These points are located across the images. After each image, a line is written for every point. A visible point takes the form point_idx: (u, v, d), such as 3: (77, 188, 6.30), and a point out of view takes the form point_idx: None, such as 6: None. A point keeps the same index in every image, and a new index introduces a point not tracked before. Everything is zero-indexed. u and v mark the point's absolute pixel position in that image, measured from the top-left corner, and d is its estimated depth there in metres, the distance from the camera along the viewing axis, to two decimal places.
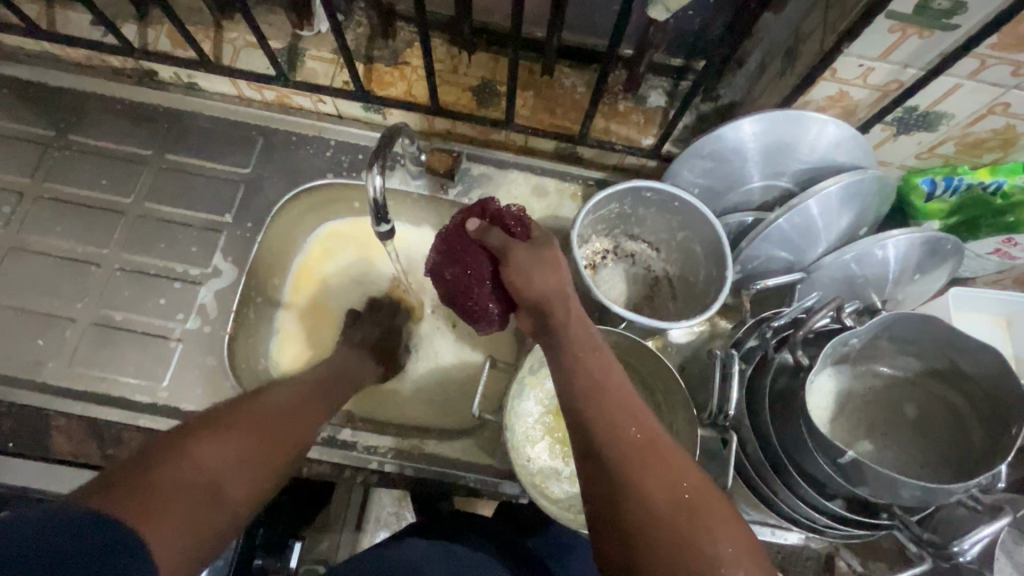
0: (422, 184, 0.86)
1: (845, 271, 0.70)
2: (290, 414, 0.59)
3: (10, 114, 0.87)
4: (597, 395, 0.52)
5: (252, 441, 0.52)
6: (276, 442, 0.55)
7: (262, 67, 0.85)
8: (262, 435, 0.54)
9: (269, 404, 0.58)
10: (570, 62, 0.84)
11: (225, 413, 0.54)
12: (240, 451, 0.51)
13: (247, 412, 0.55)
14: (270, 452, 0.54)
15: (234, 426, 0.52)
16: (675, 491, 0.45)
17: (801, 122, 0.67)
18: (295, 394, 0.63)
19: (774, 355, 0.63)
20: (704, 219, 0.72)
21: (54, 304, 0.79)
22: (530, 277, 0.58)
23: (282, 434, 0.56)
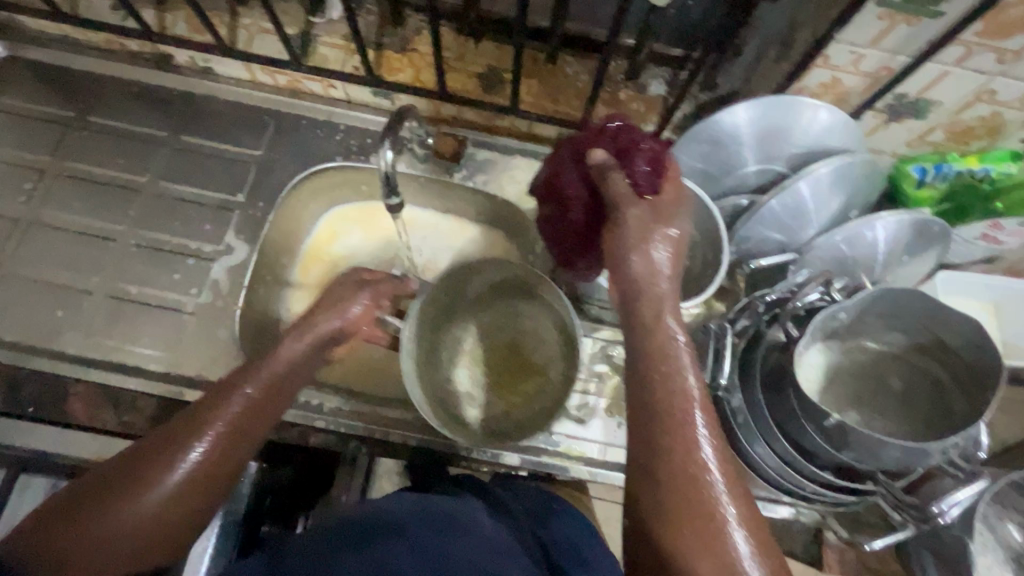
0: (429, 168, 0.89)
1: (836, 253, 0.73)
2: (192, 476, 0.56)
3: (32, 95, 0.90)
4: (669, 399, 0.51)
5: (136, 525, 0.53)
6: (169, 515, 0.55)
7: (276, 52, 0.87)
8: (153, 514, 0.54)
9: (160, 468, 0.55)
10: (572, 51, 0.87)
11: (114, 483, 0.54)
12: (120, 537, 0.52)
13: (140, 486, 0.54)
14: (160, 526, 0.54)
15: (119, 507, 0.53)
16: (703, 534, 0.46)
17: (795, 108, 0.70)
18: (199, 441, 0.57)
19: (767, 331, 0.65)
20: (701, 201, 0.75)
21: (72, 277, 0.81)
22: (628, 250, 0.57)
23: (180, 504, 0.55)
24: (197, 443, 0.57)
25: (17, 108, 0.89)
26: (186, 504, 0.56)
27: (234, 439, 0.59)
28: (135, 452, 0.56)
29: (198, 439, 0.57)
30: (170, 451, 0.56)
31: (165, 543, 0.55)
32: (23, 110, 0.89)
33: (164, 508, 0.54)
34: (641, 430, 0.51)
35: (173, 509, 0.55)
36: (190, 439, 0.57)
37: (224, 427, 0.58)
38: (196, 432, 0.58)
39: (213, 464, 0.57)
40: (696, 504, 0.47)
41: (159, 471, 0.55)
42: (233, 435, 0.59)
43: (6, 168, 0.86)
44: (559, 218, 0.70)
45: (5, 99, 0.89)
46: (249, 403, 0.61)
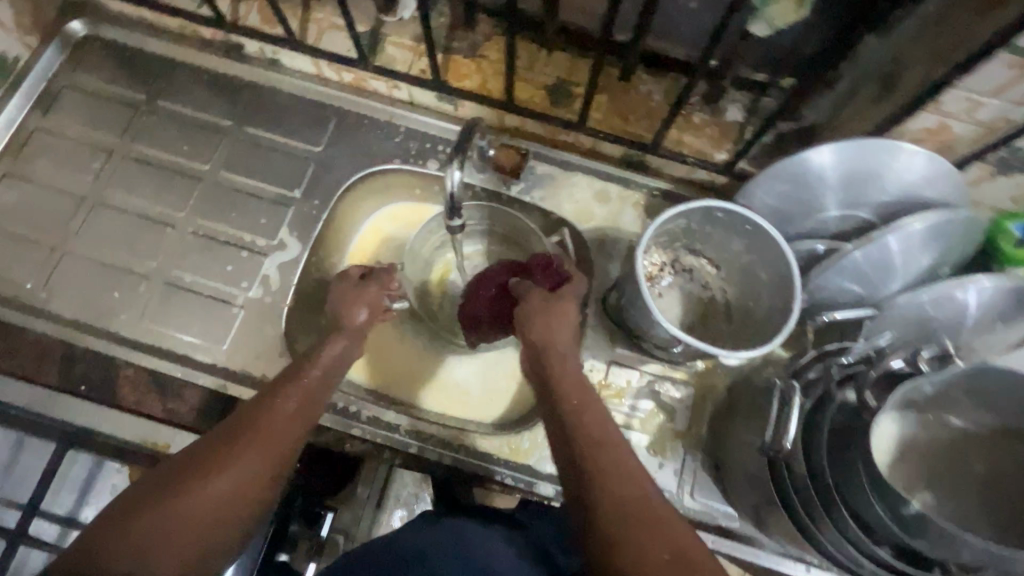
0: (489, 178, 0.87)
1: (919, 313, 0.67)
2: (251, 468, 0.56)
3: (106, 75, 0.91)
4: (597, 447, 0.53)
5: (197, 519, 0.52)
6: (229, 507, 0.54)
7: (344, 49, 0.86)
8: (216, 506, 0.53)
9: (222, 459, 0.55)
10: (650, 69, 0.82)
11: (176, 478, 0.53)
12: (180, 533, 0.51)
13: (203, 478, 0.53)
14: (220, 520, 0.53)
15: (181, 500, 0.52)
16: (652, 551, 0.46)
17: (893, 152, 0.65)
18: (259, 429, 0.58)
19: (837, 392, 0.60)
20: (776, 244, 0.70)
21: (131, 260, 0.83)
22: (535, 326, 0.63)
23: (236, 496, 0.54)
24: (257, 431, 0.58)
25: (91, 87, 0.91)
26: (246, 498, 0.55)
27: (289, 425, 0.60)
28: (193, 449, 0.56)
29: (258, 428, 0.58)
30: (232, 442, 0.57)
31: (222, 542, 0.53)
32: (96, 89, 0.91)
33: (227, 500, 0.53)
34: (571, 455, 0.54)
35: (242, 494, 0.54)
36: (250, 428, 0.58)
37: (279, 413, 0.60)
38: (255, 420, 0.59)
39: (270, 451, 0.57)
40: (647, 525, 0.47)
41: (218, 464, 0.54)
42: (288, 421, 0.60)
43: (76, 146, 0.88)
44: (476, 297, 0.75)
45: (81, 77, 0.91)
46: (303, 387, 0.63)
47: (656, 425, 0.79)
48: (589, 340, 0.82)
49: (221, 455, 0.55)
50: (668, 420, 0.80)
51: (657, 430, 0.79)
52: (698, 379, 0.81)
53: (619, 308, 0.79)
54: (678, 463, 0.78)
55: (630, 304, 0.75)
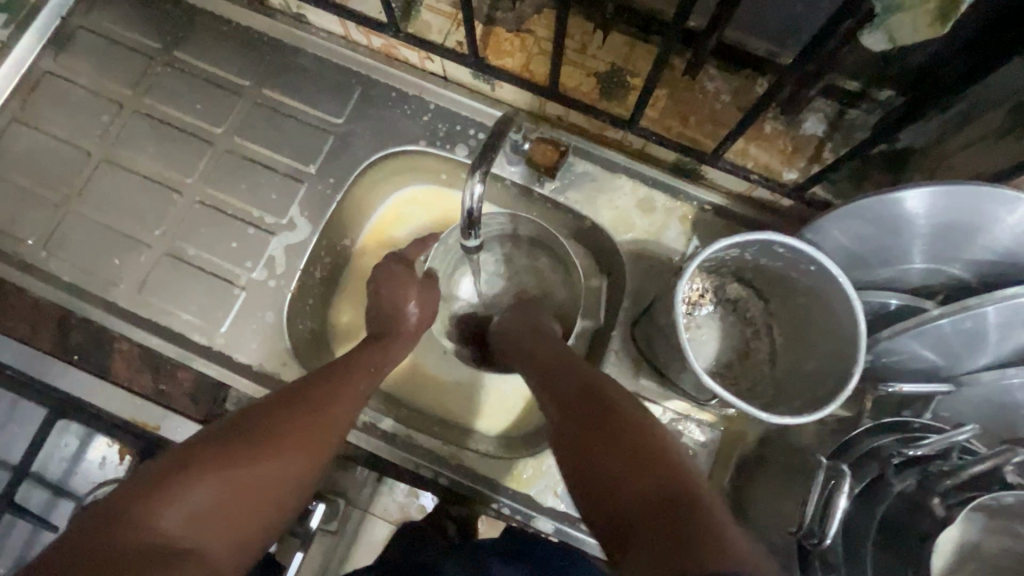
0: (519, 174, 0.78)
1: (1005, 397, 0.57)
2: (311, 440, 0.55)
3: (121, 17, 0.84)
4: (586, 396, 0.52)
5: (257, 485, 0.50)
6: (289, 480, 0.52)
7: (375, 11, 0.77)
8: (276, 474, 0.52)
9: (284, 429, 0.54)
10: (720, 63, 0.72)
11: (238, 442, 0.51)
12: (241, 494, 0.49)
13: (272, 444, 0.52)
14: (278, 489, 0.51)
15: (247, 463, 0.50)
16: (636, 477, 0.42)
17: (1010, 205, 0.53)
18: (325, 402, 0.58)
19: (893, 480, 0.51)
20: (844, 295, 0.58)
21: (133, 225, 0.78)
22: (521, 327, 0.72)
23: (300, 462, 0.53)
24: (320, 406, 0.57)
25: (105, 30, 0.84)
26: (302, 469, 0.54)
27: (350, 401, 0.60)
28: (252, 413, 0.54)
29: (319, 405, 0.58)
30: (296, 413, 0.56)
31: (273, 517, 0.51)
32: (111, 33, 0.84)
33: (288, 470, 0.52)
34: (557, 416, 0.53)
35: (303, 461, 0.54)
36: (311, 403, 0.57)
37: (338, 390, 0.60)
38: (316, 395, 0.58)
39: (330, 428, 0.57)
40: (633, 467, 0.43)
41: (290, 429, 0.54)
42: (347, 403, 0.60)
43: (86, 95, 0.82)
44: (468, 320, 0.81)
45: (95, 18, 0.84)
46: (354, 360, 0.64)
47: None
48: (611, 366, 0.75)
49: (282, 420, 0.55)
50: None
51: None
52: (727, 423, 0.73)
53: (649, 339, 0.70)
54: None
55: (661, 338, 0.67)
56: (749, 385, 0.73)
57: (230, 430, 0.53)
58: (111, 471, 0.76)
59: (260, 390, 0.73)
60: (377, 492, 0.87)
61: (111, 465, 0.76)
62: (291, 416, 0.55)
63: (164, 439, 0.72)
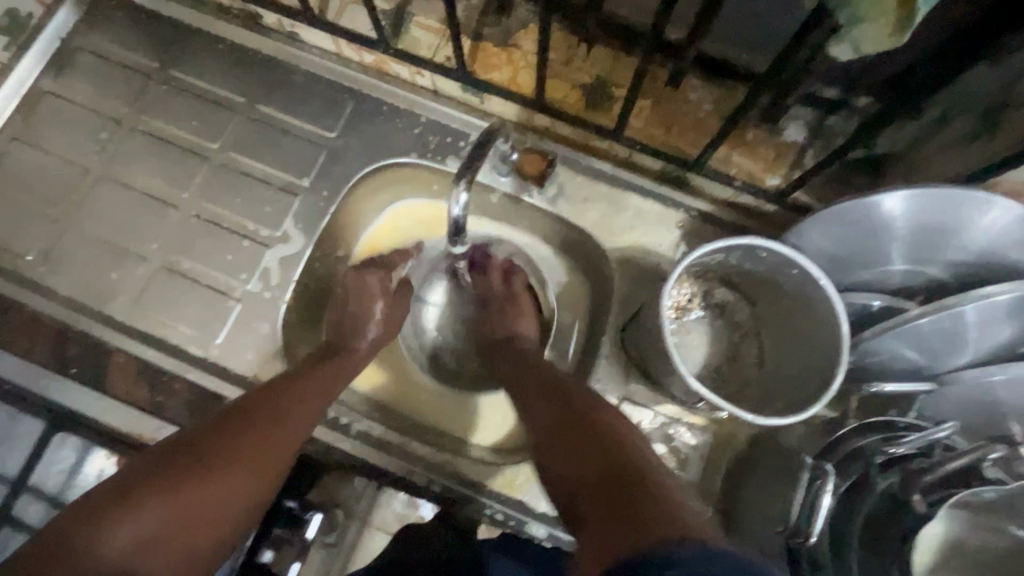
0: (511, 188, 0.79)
1: (988, 394, 0.58)
2: (258, 460, 0.56)
3: (118, 37, 0.86)
4: (534, 394, 0.64)
5: (197, 505, 0.51)
6: (237, 501, 0.53)
7: (365, 29, 0.79)
8: (219, 492, 0.52)
9: (227, 449, 0.55)
10: (702, 73, 0.73)
11: (179, 466, 0.52)
12: (188, 517, 0.50)
13: (218, 465, 0.53)
14: (225, 510, 0.52)
15: (200, 482, 0.52)
16: (594, 458, 0.52)
17: (981, 206, 0.55)
18: (278, 417, 0.59)
19: (877, 478, 0.51)
20: (827, 298, 0.60)
21: (131, 240, 0.80)
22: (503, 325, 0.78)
23: (248, 483, 0.54)
24: (268, 425, 0.58)
25: (103, 50, 0.86)
26: (247, 487, 0.54)
27: (306, 417, 0.61)
28: (194, 436, 0.55)
29: (268, 424, 0.58)
30: (241, 434, 0.56)
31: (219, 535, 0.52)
32: (108, 53, 0.86)
33: (231, 488, 0.53)
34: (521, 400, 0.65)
35: (254, 481, 0.55)
36: (265, 419, 0.59)
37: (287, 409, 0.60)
38: (264, 412, 0.59)
39: (279, 447, 0.58)
40: (591, 450, 0.53)
41: (239, 447, 0.55)
42: (298, 419, 0.60)
43: (85, 114, 0.84)
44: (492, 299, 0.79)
45: (93, 39, 0.86)
46: (319, 370, 0.66)
47: None
48: (602, 371, 0.76)
49: (233, 436, 0.56)
50: (679, 467, 0.73)
51: None
52: (718, 426, 0.74)
53: (638, 344, 0.71)
54: None
55: (650, 342, 0.68)
56: (739, 388, 0.74)
57: (179, 448, 0.54)
58: None
59: None
60: (375, 503, 0.82)
61: (108, 478, 0.77)
62: (242, 434, 0.56)
63: None
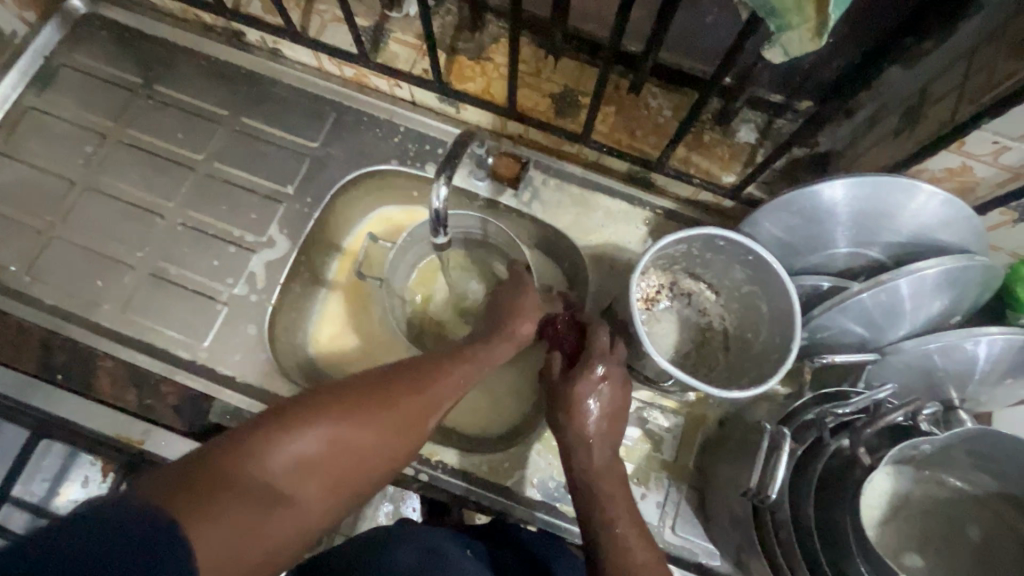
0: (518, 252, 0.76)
1: (926, 361, 0.64)
2: (401, 428, 0.53)
3: (102, 55, 0.89)
4: (608, 495, 0.59)
5: (311, 471, 0.46)
6: (362, 467, 0.51)
7: (346, 44, 0.84)
8: (353, 449, 0.50)
9: (348, 414, 0.51)
10: (660, 82, 0.80)
11: (341, 415, 0.50)
12: (330, 476, 0.48)
13: (362, 421, 0.51)
14: (361, 475, 0.51)
15: (346, 437, 0.50)
16: None
17: (909, 191, 0.61)
18: (425, 393, 0.56)
19: (829, 441, 0.56)
20: (780, 281, 0.65)
21: (117, 249, 0.81)
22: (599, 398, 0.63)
23: (383, 450, 0.52)
24: (417, 398, 0.55)
25: (88, 68, 0.89)
26: (351, 457, 0.50)
27: (442, 397, 0.58)
28: (303, 399, 0.51)
29: (384, 396, 0.54)
30: (367, 403, 0.53)
31: (328, 494, 0.47)
32: (93, 70, 0.89)
33: (370, 456, 0.51)
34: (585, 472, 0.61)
35: (375, 447, 0.52)
36: (416, 391, 0.56)
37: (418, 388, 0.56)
38: (411, 381, 0.56)
39: (416, 417, 0.55)
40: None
41: (385, 412, 0.53)
42: (436, 394, 0.57)
43: (70, 128, 0.86)
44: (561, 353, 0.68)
45: (78, 56, 0.89)
46: (456, 352, 0.62)
47: (642, 453, 0.77)
48: None
49: (389, 403, 0.53)
50: (654, 448, 0.77)
51: (642, 458, 0.77)
52: (688, 409, 0.79)
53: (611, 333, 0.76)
54: (661, 494, 0.76)
55: (621, 330, 0.73)
56: (706, 371, 0.79)
57: (315, 390, 0.52)
58: (94, 489, 0.77)
59: (245, 400, 0.76)
60: (359, 519, 0.77)
61: (93, 483, 0.77)
62: (403, 405, 0.54)
63: (150, 453, 0.73)
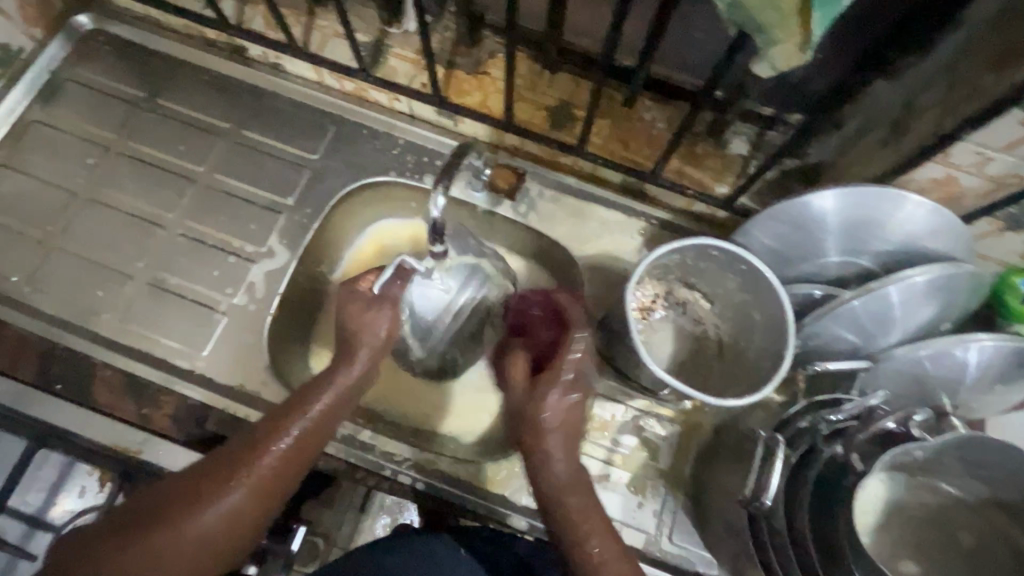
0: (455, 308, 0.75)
1: (917, 368, 0.64)
2: (247, 502, 0.59)
3: (106, 69, 0.91)
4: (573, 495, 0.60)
5: (213, 530, 0.58)
6: (223, 539, 0.59)
7: (346, 59, 0.85)
8: (216, 530, 0.58)
9: (242, 474, 0.59)
10: (654, 95, 0.82)
11: (182, 498, 0.58)
12: (164, 557, 0.56)
13: (208, 502, 0.58)
14: (219, 546, 0.59)
15: (192, 516, 0.57)
16: None
17: (896, 201, 0.62)
18: (230, 469, 0.59)
19: (822, 447, 0.57)
20: (772, 289, 0.66)
21: (117, 259, 0.82)
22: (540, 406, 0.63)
23: (237, 525, 0.59)
24: (244, 470, 0.59)
25: (92, 82, 0.90)
26: (249, 510, 0.59)
27: (286, 466, 0.61)
28: (209, 460, 0.61)
29: (258, 455, 0.60)
30: (241, 459, 0.60)
31: (233, 537, 0.59)
32: (97, 84, 0.90)
33: (224, 532, 0.58)
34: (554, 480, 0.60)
35: (230, 523, 0.58)
36: (217, 463, 0.60)
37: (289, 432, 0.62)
38: (217, 460, 0.60)
39: (257, 487, 0.60)
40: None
41: (217, 486, 0.58)
42: (268, 465, 0.60)
43: (73, 141, 0.88)
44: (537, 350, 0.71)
45: (82, 70, 0.91)
46: (318, 416, 0.63)
47: (638, 461, 0.77)
48: None
49: (230, 478, 0.59)
50: (650, 457, 0.78)
51: (639, 466, 0.77)
52: (684, 417, 0.79)
53: (607, 341, 0.77)
54: (658, 503, 0.76)
55: (616, 339, 0.74)
56: (702, 379, 0.80)
57: (185, 477, 0.60)
58: (91, 498, 0.77)
59: (243, 409, 0.77)
60: (357, 529, 0.83)
61: (90, 493, 0.77)
62: (226, 474, 0.59)
63: (146, 462, 0.73)
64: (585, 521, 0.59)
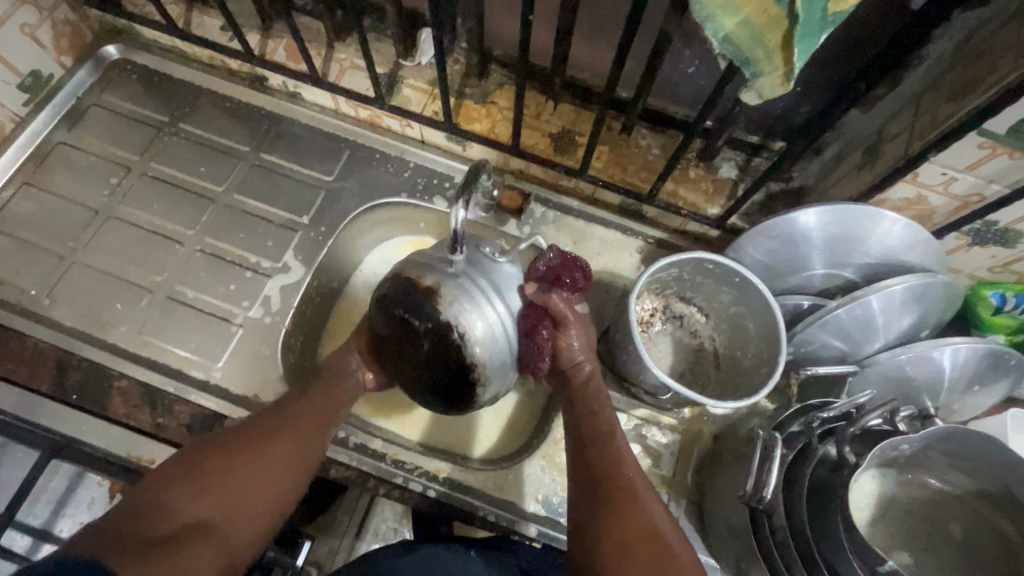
0: (501, 336, 0.64)
1: (899, 372, 0.69)
2: (302, 437, 0.66)
3: (131, 96, 0.96)
4: (613, 440, 0.66)
5: (266, 478, 0.62)
6: (288, 473, 0.64)
7: (362, 88, 0.92)
8: (282, 466, 0.63)
9: (280, 430, 0.65)
10: (649, 125, 0.88)
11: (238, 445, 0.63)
12: (235, 489, 0.60)
13: (269, 442, 0.64)
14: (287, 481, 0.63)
15: (256, 456, 0.63)
16: (640, 535, 0.57)
17: (873, 218, 0.68)
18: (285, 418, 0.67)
19: (817, 446, 0.61)
20: (765, 300, 0.71)
21: (135, 273, 0.85)
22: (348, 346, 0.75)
23: (294, 458, 0.64)
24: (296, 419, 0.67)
25: (116, 107, 0.95)
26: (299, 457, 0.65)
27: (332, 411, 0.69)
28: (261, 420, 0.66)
29: (308, 408, 0.68)
30: (272, 429, 0.65)
31: (282, 491, 0.63)
32: (122, 109, 0.95)
33: (285, 464, 0.64)
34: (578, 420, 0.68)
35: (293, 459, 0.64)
36: (269, 415, 0.67)
37: (311, 409, 0.68)
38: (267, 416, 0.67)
39: (313, 428, 0.67)
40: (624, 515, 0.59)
41: (275, 432, 0.65)
42: (317, 411, 0.68)
43: (96, 162, 0.91)
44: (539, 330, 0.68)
45: (107, 97, 0.95)
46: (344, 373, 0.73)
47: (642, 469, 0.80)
48: None
49: (289, 422, 0.66)
50: (653, 464, 0.81)
51: None
52: (685, 425, 0.82)
53: (610, 352, 0.81)
54: None
55: (618, 349, 0.77)
56: (699, 388, 0.84)
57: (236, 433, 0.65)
58: (99, 509, 0.82)
59: None
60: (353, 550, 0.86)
61: (99, 505, 0.81)
62: (284, 421, 0.66)
63: None
64: (618, 493, 0.61)
